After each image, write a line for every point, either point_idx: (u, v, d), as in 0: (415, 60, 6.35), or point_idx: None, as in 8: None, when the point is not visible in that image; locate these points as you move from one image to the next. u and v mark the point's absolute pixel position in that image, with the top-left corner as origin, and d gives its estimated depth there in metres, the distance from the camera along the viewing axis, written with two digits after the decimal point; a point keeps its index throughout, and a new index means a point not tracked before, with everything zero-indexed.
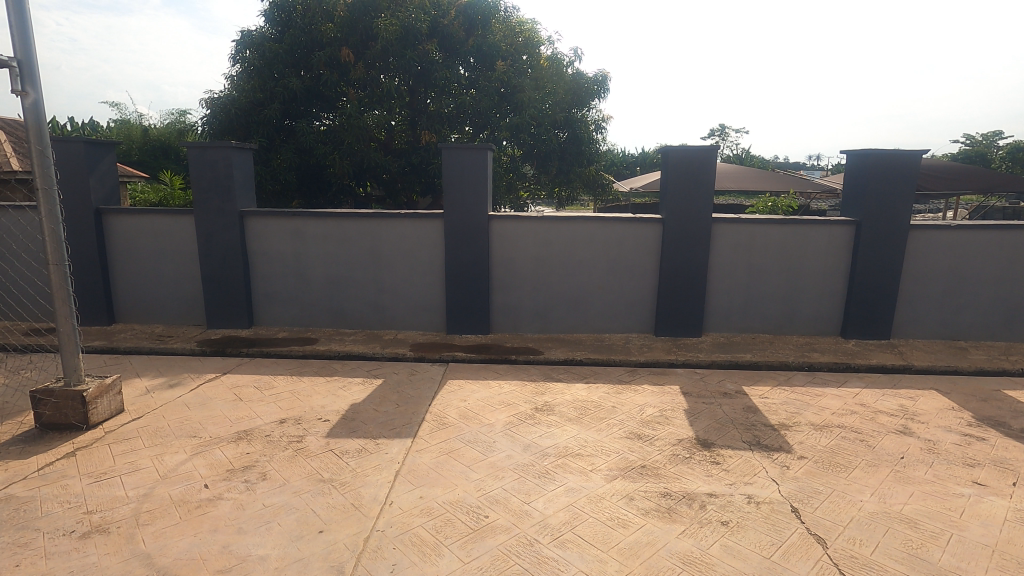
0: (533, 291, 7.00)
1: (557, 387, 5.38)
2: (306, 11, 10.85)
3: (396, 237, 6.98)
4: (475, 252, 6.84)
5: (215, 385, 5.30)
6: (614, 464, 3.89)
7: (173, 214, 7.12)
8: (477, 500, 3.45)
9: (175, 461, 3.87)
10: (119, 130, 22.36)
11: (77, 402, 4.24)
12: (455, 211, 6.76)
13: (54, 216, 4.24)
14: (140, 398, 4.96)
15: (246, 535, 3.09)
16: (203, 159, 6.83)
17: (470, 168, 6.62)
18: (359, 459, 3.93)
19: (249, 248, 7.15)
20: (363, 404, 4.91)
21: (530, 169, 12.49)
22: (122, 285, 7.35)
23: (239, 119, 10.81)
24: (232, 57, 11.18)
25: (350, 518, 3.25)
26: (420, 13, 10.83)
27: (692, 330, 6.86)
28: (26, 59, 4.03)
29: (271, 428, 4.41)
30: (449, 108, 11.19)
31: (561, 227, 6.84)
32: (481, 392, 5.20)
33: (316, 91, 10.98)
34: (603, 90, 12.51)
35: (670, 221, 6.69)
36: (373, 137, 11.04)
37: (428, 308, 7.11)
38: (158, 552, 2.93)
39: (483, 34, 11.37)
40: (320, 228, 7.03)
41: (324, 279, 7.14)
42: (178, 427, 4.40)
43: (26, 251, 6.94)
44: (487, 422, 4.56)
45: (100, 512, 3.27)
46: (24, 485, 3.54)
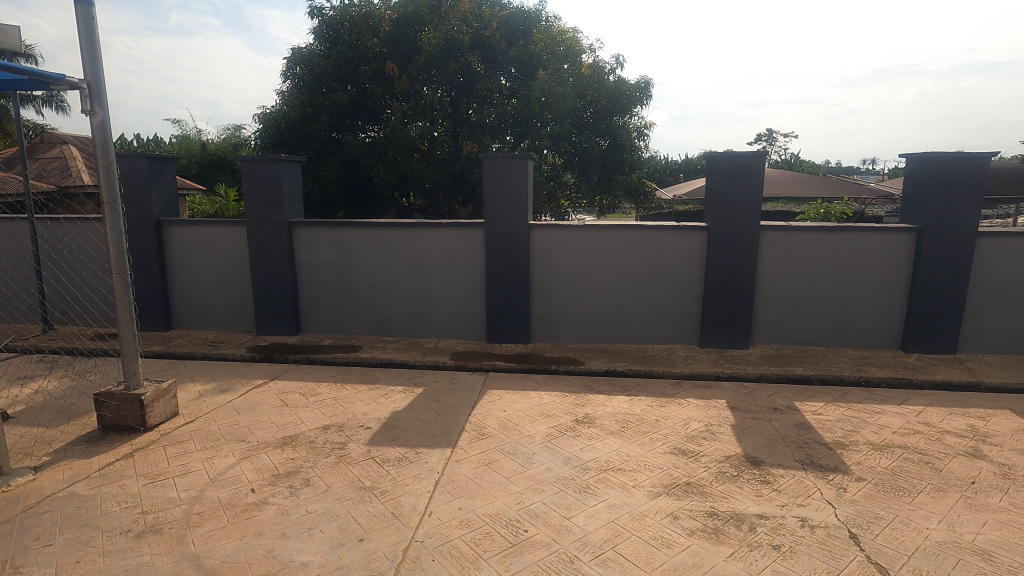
0: (572, 300, 6.92)
1: (599, 399, 5.28)
2: (353, 28, 11.28)
3: (436, 246, 7.06)
4: (515, 261, 6.83)
5: (263, 391, 5.45)
6: (658, 481, 3.77)
7: (226, 224, 7.42)
8: (516, 513, 3.40)
9: (223, 465, 3.99)
10: (179, 144, 23.61)
11: (136, 404, 4.44)
12: (496, 220, 6.77)
13: (118, 229, 4.45)
14: (194, 402, 5.17)
15: (290, 541, 3.14)
16: (254, 172, 7.10)
17: (510, 177, 6.63)
18: (399, 468, 3.95)
19: (296, 258, 7.36)
20: (404, 412, 4.95)
21: (570, 177, 12.36)
22: (179, 293, 7.69)
23: (289, 133, 11.20)
24: (283, 74, 11.66)
25: (389, 527, 3.25)
26: (462, 25, 11.03)
27: (738, 342, 6.62)
28: (95, 80, 4.27)
29: (315, 434, 4.50)
30: (490, 118, 11.32)
31: (601, 236, 6.75)
32: (521, 402, 5.17)
33: (362, 104, 11.29)
34: (645, 97, 12.32)
35: (715, 229, 6.50)
36: (417, 148, 11.19)
37: (468, 317, 7.14)
38: (207, 555, 3.02)
39: (525, 44, 11.52)
40: (363, 237, 7.18)
41: (366, 288, 7.28)
42: (227, 431, 4.54)
43: (92, 261, 7.36)
44: (527, 433, 4.51)
45: (154, 513, 3.40)
46: (86, 484, 3.72)
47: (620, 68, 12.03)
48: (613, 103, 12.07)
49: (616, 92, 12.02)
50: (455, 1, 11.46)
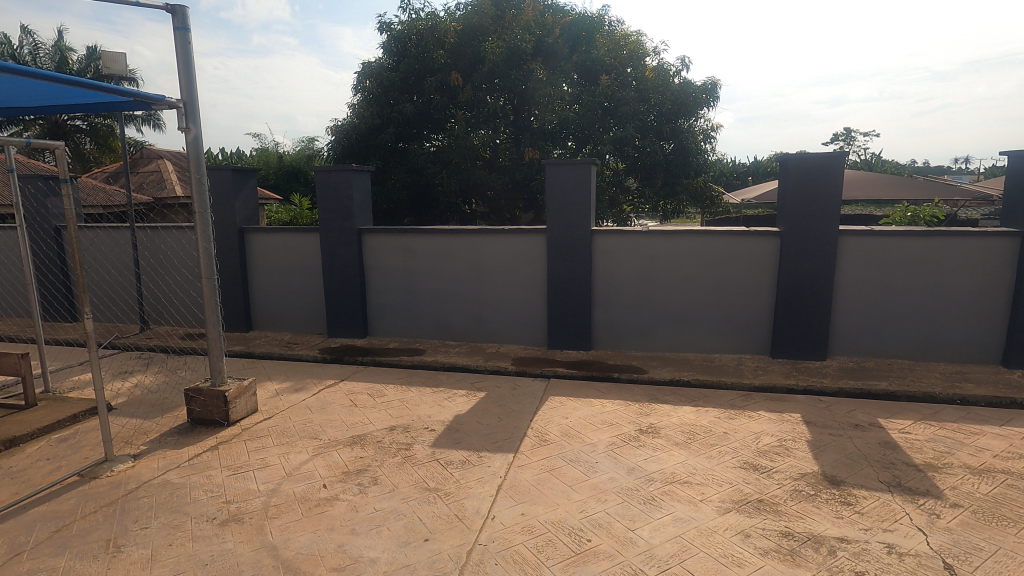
0: (635, 307, 6.80)
1: (663, 409, 5.15)
2: (420, 40, 11.65)
3: (498, 252, 7.13)
4: (577, 268, 6.79)
5: (334, 391, 5.69)
6: (727, 496, 3.63)
7: (301, 231, 7.83)
8: (579, 522, 3.37)
9: (298, 460, 4.19)
10: (259, 156, 25.16)
11: (220, 400, 4.75)
12: (558, 226, 6.77)
13: (208, 236, 4.78)
14: (271, 399, 5.47)
15: (359, 537, 3.25)
16: (327, 182, 7.47)
17: (573, 182, 6.61)
18: (463, 471, 4.01)
19: (364, 263, 7.65)
20: (466, 416, 5.02)
21: (633, 182, 12.18)
22: (258, 296, 8.18)
23: (359, 144, 11.69)
24: (354, 88, 12.19)
25: (453, 529, 3.30)
26: (526, 33, 11.16)
27: (814, 354, 6.27)
28: (190, 99, 4.63)
29: (382, 434, 4.65)
30: (552, 124, 11.30)
31: (667, 242, 6.59)
32: (583, 410, 5.12)
33: (427, 114, 11.63)
34: (712, 98, 11.96)
35: (789, 235, 6.19)
36: (480, 156, 11.38)
37: (529, 323, 7.16)
38: (283, 545, 3.18)
39: (588, 49, 11.53)
40: (428, 243, 7.37)
41: (430, 293, 7.45)
42: (302, 428, 4.77)
43: (184, 266, 7.96)
44: (590, 441, 4.46)
45: (236, 503, 3.62)
46: (177, 472, 4.02)
47: (686, 70, 11.76)
48: (678, 106, 11.79)
49: (681, 95, 11.72)
50: (519, 11, 11.62)
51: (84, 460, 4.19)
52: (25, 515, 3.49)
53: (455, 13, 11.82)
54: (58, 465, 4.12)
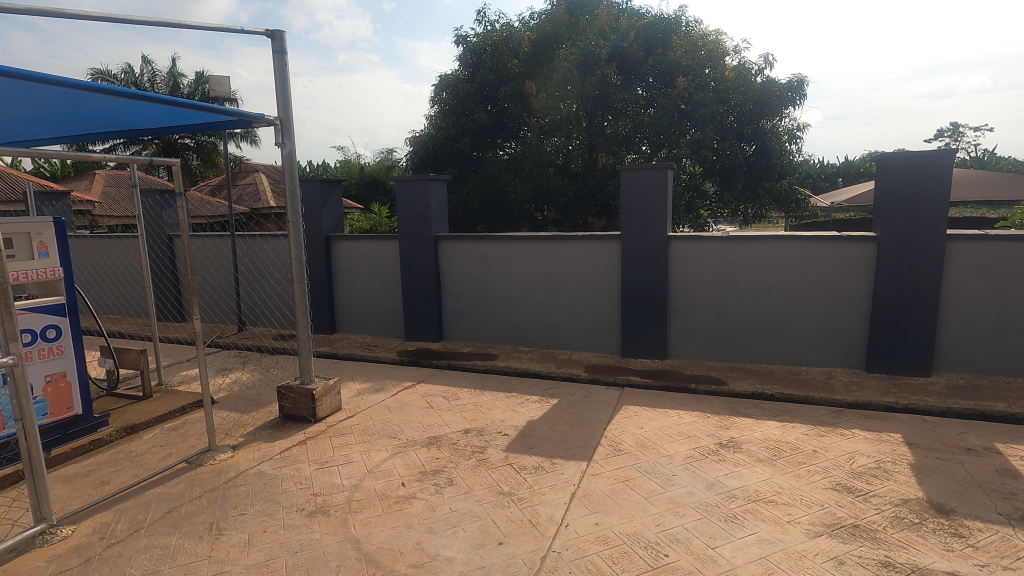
0: (714, 315, 6.55)
1: (745, 423, 4.91)
2: (494, 51, 11.92)
3: (571, 259, 7.11)
4: (652, 274, 6.63)
5: (411, 392, 5.89)
6: (818, 519, 3.40)
7: (382, 239, 8.18)
8: (655, 535, 3.28)
9: (378, 458, 4.38)
10: (343, 168, 26.61)
11: (309, 398, 5.04)
12: (633, 232, 6.65)
13: (299, 244, 5.10)
14: (354, 399, 5.74)
15: (436, 536, 3.34)
16: (406, 191, 7.77)
17: (648, 188, 6.48)
18: (536, 476, 4.02)
19: (440, 269, 7.87)
20: (539, 422, 5.03)
21: (711, 187, 11.77)
22: (341, 301, 8.61)
23: (435, 153, 12.08)
24: (432, 100, 12.64)
25: (527, 534, 3.32)
26: (600, 39, 11.12)
27: (916, 369, 5.75)
28: (286, 117, 4.98)
29: (457, 436, 4.75)
30: (626, 129, 11.17)
31: (749, 247, 6.31)
32: (659, 420, 4.99)
33: (501, 123, 11.87)
34: (799, 96, 11.31)
35: (887, 240, 5.73)
36: (553, 163, 11.43)
37: (602, 330, 7.08)
38: (366, 539, 3.32)
39: (664, 52, 11.32)
40: (502, 250, 7.47)
41: (503, 299, 7.55)
42: (382, 427, 4.98)
43: (277, 271, 8.54)
44: (666, 453, 4.33)
45: (322, 496, 3.83)
46: (270, 464, 4.31)
47: (769, 67, 11.24)
48: (760, 106, 11.28)
49: (764, 94, 11.21)
50: (593, 17, 11.61)
51: (190, 448, 4.59)
52: (143, 495, 3.86)
53: (529, 23, 12.00)
54: (169, 452, 4.54)
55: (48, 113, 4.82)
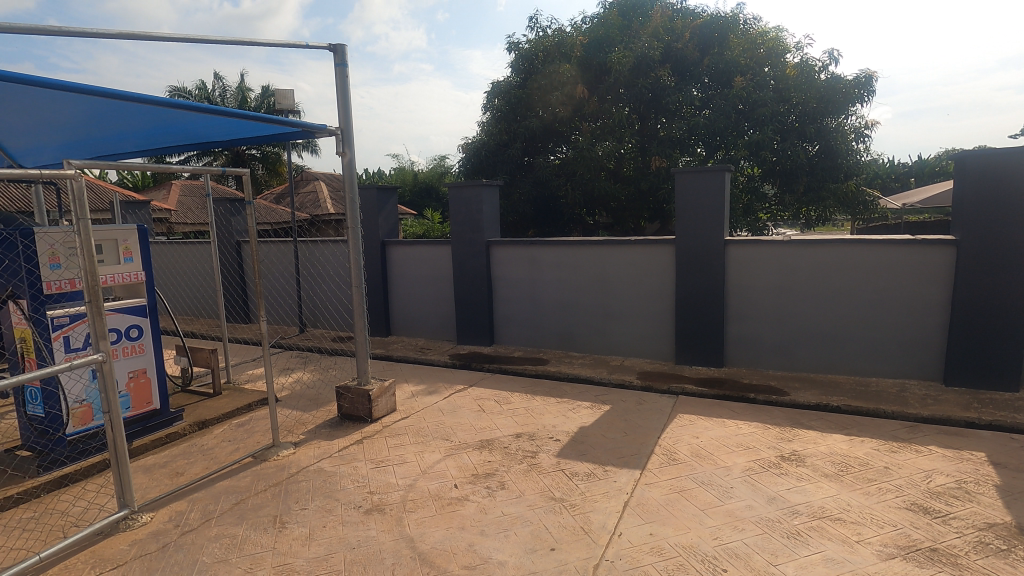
0: (774, 322, 6.30)
1: (808, 435, 4.69)
2: (546, 57, 11.96)
3: (624, 264, 7.02)
4: (708, 279, 6.45)
5: (463, 395, 5.96)
6: (890, 540, 3.20)
7: (436, 244, 8.34)
8: (713, 549, 3.18)
9: (432, 459, 4.45)
10: (397, 175, 27.34)
11: (365, 398, 5.19)
12: (688, 236, 6.49)
13: (358, 249, 5.28)
14: (408, 400, 5.87)
15: (488, 538, 3.36)
16: (460, 197, 7.89)
17: (704, 191, 6.31)
18: (588, 483, 3.98)
19: (492, 274, 7.94)
20: (591, 428, 4.98)
21: (771, 189, 11.35)
22: (396, 304, 8.83)
23: (487, 159, 12.21)
24: (484, 107, 12.80)
25: (579, 542, 3.29)
26: (653, 41, 10.93)
27: (1001, 383, 5.33)
28: (346, 127, 5.17)
29: (508, 440, 4.77)
30: (680, 131, 10.95)
31: (812, 252, 6.03)
32: (716, 430, 4.84)
33: (552, 128, 11.89)
34: (867, 93, 10.69)
35: (968, 244, 5.34)
36: (605, 166, 11.32)
37: (655, 336, 6.94)
38: (420, 538, 3.39)
39: (720, 51, 11.04)
40: (554, 254, 7.46)
41: (554, 303, 7.54)
42: (435, 429, 5.06)
43: (337, 276, 8.87)
44: (724, 464, 4.19)
45: (378, 494, 3.93)
46: (330, 461, 4.47)
47: (834, 63, 10.73)
48: (824, 104, 10.77)
49: (828, 91, 10.70)
50: (647, 19, 11.47)
51: (256, 444, 4.82)
52: (213, 487, 4.09)
53: (581, 27, 11.97)
54: (237, 446, 4.79)
55: (133, 129, 5.21)
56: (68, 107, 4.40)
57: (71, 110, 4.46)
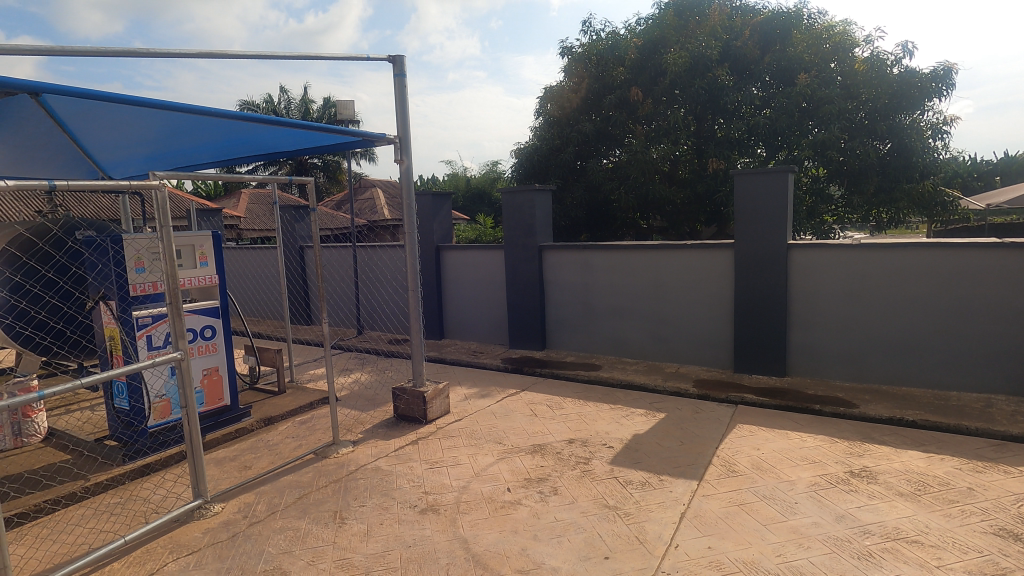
0: (841, 331, 5.99)
1: (881, 451, 4.42)
2: (600, 60, 11.89)
3: (679, 269, 6.86)
4: (770, 284, 6.20)
5: (515, 399, 5.98)
6: (975, 567, 2.97)
7: (489, 249, 8.43)
8: (776, 566, 3.05)
9: (485, 462, 4.49)
10: (451, 181, 27.83)
11: (420, 400, 5.31)
12: (747, 240, 6.27)
13: (414, 254, 5.40)
14: (461, 403, 5.95)
15: (541, 543, 3.36)
16: (513, 202, 7.95)
17: (766, 193, 6.09)
18: (643, 492, 3.91)
19: (544, 278, 7.94)
20: (646, 436, 4.89)
21: (837, 190, 10.87)
22: (449, 308, 8.98)
23: (539, 164, 12.22)
24: (537, 112, 12.84)
25: (634, 551, 3.23)
26: (711, 40, 10.68)
27: None
28: (404, 135, 5.32)
29: (561, 446, 4.75)
30: (739, 132, 10.64)
31: (884, 256, 5.70)
32: (778, 442, 4.64)
33: (606, 131, 11.79)
34: (946, 86, 9.97)
35: None
36: (659, 169, 11.09)
37: (713, 343, 6.73)
38: (473, 540, 3.42)
39: (783, 48, 10.67)
40: (607, 259, 7.38)
41: (607, 309, 7.45)
42: (488, 432, 5.11)
43: (393, 280, 9.11)
44: (787, 478, 4.01)
45: (433, 494, 4.00)
46: (386, 460, 4.59)
47: (908, 56, 10.11)
48: (897, 100, 10.14)
49: (902, 86, 10.06)
50: (704, 18, 11.23)
51: (317, 441, 5.02)
52: (278, 481, 4.28)
53: (635, 29, 11.82)
54: (300, 443, 5.00)
55: (209, 142, 5.55)
56: (151, 123, 4.73)
57: (154, 125, 4.80)
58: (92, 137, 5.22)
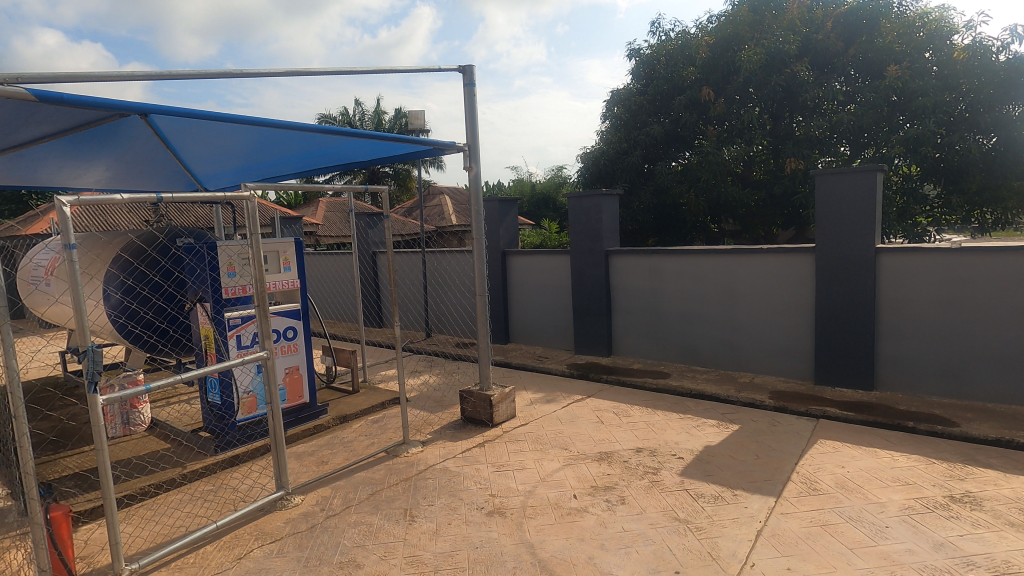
0: (938, 342, 5.51)
1: (987, 475, 4.02)
2: (669, 60, 11.63)
3: (754, 274, 6.57)
4: (855, 291, 5.80)
5: (581, 406, 5.93)
6: None
7: (555, 254, 8.43)
8: None
9: (551, 468, 4.48)
10: (516, 187, 28.04)
11: (487, 403, 5.38)
12: (830, 244, 5.90)
13: (482, 259, 5.49)
14: (527, 407, 5.98)
15: (608, 553, 3.31)
16: (579, 207, 7.91)
17: (851, 194, 5.71)
18: (715, 506, 3.76)
19: (611, 284, 7.83)
20: (718, 448, 4.71)
21: (933, 189, 10.12)
22: (515, 313, 9.04)
23: (606, 168, 12.03)
24: (603, 116, 12.72)
25: (706, 568, 3.11)
26: (788, 34, 10.23)
27: None
28: (473, 143, 5.43)
29: (628, 454, 4.66)
30: (820, 129, 10.10)
31: (989, 261, 5.19)
32: (865, 460, 4.33)
33: (675, 133, 11.51)
34: None
35: None
36: (732, 171, 10.69)
37: (791, 353, 6.39)
38: (540, 545, 3.42)
39: (870, 39, 10.02)
40: (677, 264, 7.18)
41: (677, 315, 7.25)
42: (554, 437, 5.10)
43: (461, 284, 9.31)
44: (876, 499, 3.74)
45: (499, 497, 4.04)
46: (454, 461, 4.68)
47: (1017, 41, 9.19)
48: None
49: None
50: (782, 12, 10.74)
51: (388, 440, 5.20)
52: (352, 477, 4.47)
53: (707, 28, 11.49)
54: (372, 441, 5.20)
55: (292, 154, 5.91)
56: (242, 138, 5.10)
57: (245, 140, 5.17)
58: (191, 152, 5.69)
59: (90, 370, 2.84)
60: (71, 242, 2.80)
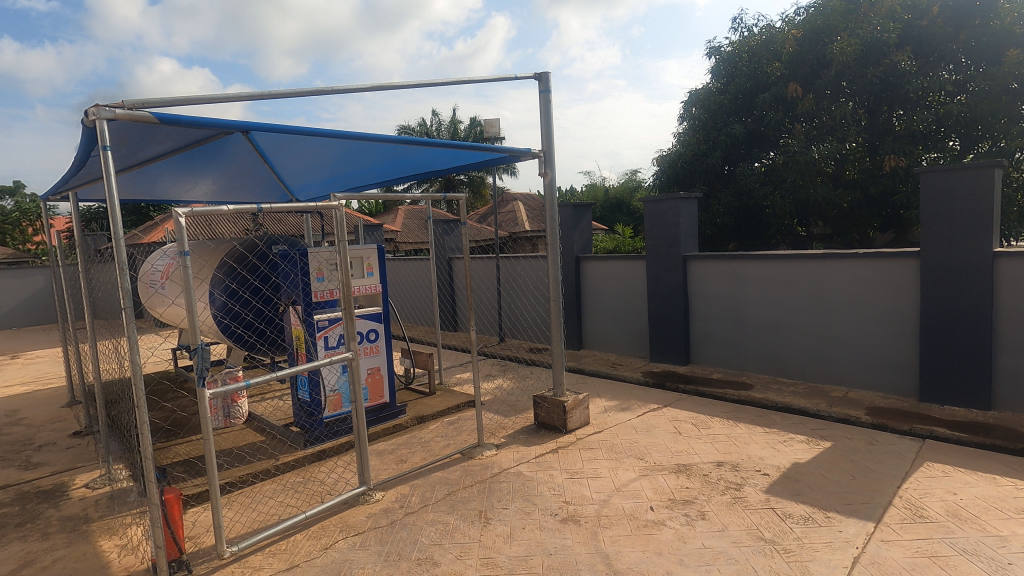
0: None
1: None
2: (752, 57, 11.14)
3: (848, 280, 6.12)
4: (968, 300, 5.26)
5: (657, 415, 5.77)
6: None
7: (630, 259, 8.28)
8: None
9: (626, 477, 4.39)
10: (589, 192, 27.82)
11: (561, 409, 5.35)
12: (937, 247, 5.39)
13: (556, 265, 5.49)
14: (601, 414, 5.90)
15: (687, 569, 3.19)
16: (655, 210, 7.71)
17: (963, 193, 5.19)
18: (805, 528, 3.53)
19: (689, 290, 7.58)
20: (808, 465, 4.42)
21: None
22: (588, 319, 8.96)
23: (683, 170, 11.72)
24: (680, 117, 12.36)
25: None
26: (888, 22, 9.49)
27: None
28: (548, 148, 5.45)
29: (709, 468, 4.48)
30: (925, 123, 9.28)
31: None
32: (981, 488, 3.90)
33: (759, 133, 11.00)
34: None
35: None
36: (822, 170, 10.04)
37: (892, 366, 5.89)
38: (615, 556, 3.36)
39: (984, 22, 9.10)
40: (760, 270, 6.84)
41: (761, 323, 6.89)
42: (629, 447, 4.99)
43: (535, 289, 9.36)
44: (994, 532, 3.36)
45: (574, 505, 4.01)
46: (528, 466, 4.70)
47: None
48: None
49: None
50: None
51: (464, 441, 5.31)
52: (429, 476, 4.60)
53: (794, 21, 10.89)
54: (448, 442, 5.32)
55: (375, 164, 6.20)
56: (330, 150, 5.41)
57: (333, 152, 5.49)
58: (285, 165, 6.11)
59: (200, 365, 3.11)
60: (185, 249, 3.09)
